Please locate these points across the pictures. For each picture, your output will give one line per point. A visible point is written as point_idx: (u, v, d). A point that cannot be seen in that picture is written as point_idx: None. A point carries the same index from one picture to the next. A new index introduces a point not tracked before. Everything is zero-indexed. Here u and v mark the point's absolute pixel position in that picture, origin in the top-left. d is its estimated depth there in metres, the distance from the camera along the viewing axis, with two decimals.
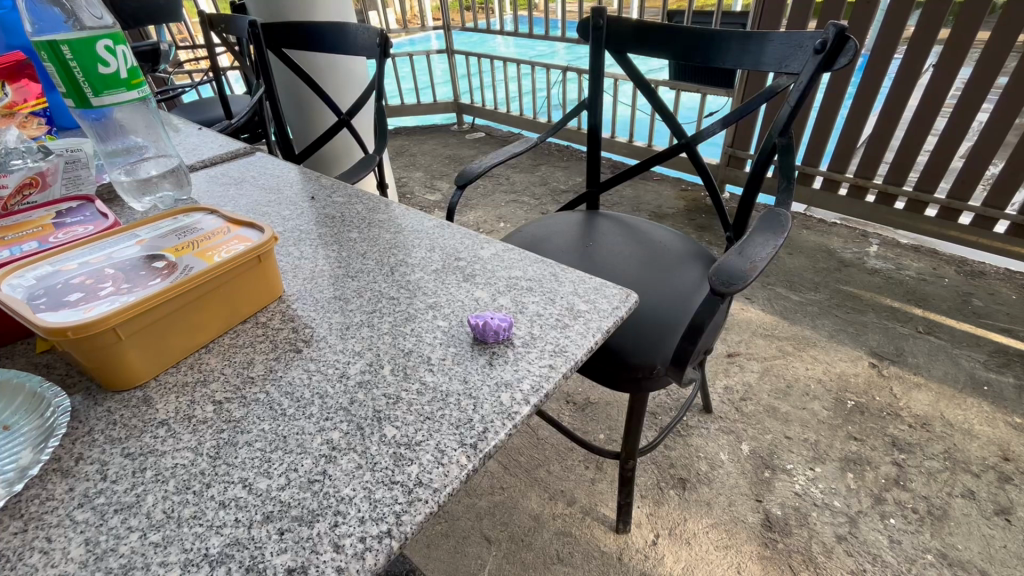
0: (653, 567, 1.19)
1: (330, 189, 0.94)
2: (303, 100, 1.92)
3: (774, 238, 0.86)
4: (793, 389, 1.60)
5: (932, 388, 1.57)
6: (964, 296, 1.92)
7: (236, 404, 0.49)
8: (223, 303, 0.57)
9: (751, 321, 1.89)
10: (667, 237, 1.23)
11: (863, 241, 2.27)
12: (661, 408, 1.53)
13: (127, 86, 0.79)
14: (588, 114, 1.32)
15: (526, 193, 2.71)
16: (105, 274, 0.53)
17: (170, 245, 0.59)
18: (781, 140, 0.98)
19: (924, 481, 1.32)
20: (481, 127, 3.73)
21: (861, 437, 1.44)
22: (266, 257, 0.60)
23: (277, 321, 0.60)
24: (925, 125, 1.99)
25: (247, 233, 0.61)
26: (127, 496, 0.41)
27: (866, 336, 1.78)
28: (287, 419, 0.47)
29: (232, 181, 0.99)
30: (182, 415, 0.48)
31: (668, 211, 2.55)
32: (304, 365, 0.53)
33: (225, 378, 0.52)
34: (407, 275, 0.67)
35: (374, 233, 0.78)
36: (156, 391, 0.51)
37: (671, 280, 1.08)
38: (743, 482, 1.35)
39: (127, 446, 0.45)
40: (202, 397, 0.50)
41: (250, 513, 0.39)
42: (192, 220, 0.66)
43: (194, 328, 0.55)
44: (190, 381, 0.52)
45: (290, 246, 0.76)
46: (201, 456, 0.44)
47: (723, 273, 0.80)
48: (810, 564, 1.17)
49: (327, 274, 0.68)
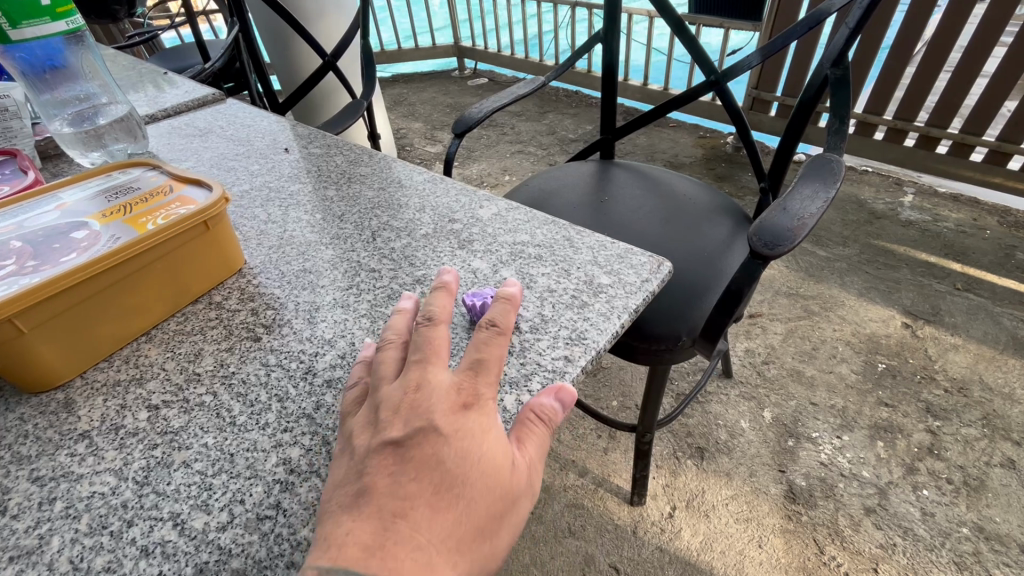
0: (670, 541, 1.14)
1: (306, 140, 0.82)
2: (287, 42, 1.75)
3: (824, 190, 0.73)
4: (820, 351, 1.51)
5: (971, 349, 1.47)
6: (1007, 249, 1.78)
7: (175, 410, 0.39)
8: (164, 280, 0.47)
9: (774, 279, 1.77)
10: (692, 189, 1.10)
11: (896, 190, 2.10)
12: (679, 373, 1.45)
13: (51, 15, 0.65)
14: (603, 49, 1.15)
15: (532, 143, 2.54)
16: (12, 248, 0.43)
17: (99, 209, 0.48)
18: (835, 72, 0.82)
19: (961, 450, 1.24)
20: (483, 72, 3.49)
21: (893, 402, 1.35)
22: (216, 221, 0.49)
23: (234, 301, 0.50)
24: (978, 60, 1.78)
25: (193, 193, 0.50)
26: (27, 538, 0.32)
27: (900, 294, 1.65)
28: (236, 431, 0.37)
29: (196, 132, 0.87)
30: (108, 424, 0.38)
31: (685, 160, 2.38)
32: (262, 358, 0.43)
33: (165, 375, 0.42)
34: (389, 242, 0.56)
35: (353, 190, 0.66)
36: (80, 392, 0.41)
37: (697, 238, 0.96)
38: (764, 451, 1.28)
39: (37, 467, 0.36)
40: (135, 401, 0.40)
41: (180, 565, 0.30)
42: (129, 177, 0.54)
43: (128, 312, 0.45)
44: (122, 380, 0.42)
45: (256, 207, 0.65)
46: (125, 482, 0.34)
47: (766, 233, 0.68)
48: (836, 537, 1.11)
49: (297, 241, 0.58)
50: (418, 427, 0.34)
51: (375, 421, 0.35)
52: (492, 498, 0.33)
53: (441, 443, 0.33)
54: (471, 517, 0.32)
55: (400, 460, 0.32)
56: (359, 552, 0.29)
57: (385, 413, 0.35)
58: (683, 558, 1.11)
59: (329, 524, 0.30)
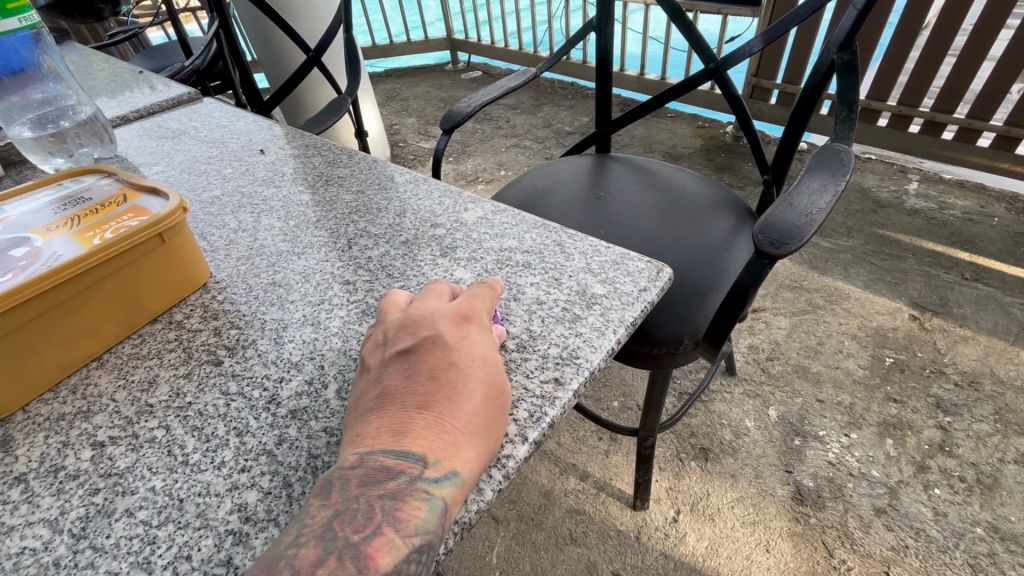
0: (674, 547, 1.10)
1: (283, 140, 0.78)
2: (272, 38, 1.70)
3: (833, 182, 0.68)
4: (826, 346, 1.47)
5: (981, 341, 1.43)
6: (1016, 236, 1.73)
7: (122, 448, 0.35)
8: (115, 299, 0.43)
9: (777, 272, 1.72)
10: (691, 182, 1.06)
11: (901, 178, 2.06)
12: (681, 371, 1.41)
13: (1, 12, 0.61)
14: (598, 38, 1.10)
15: (528, 137, 2.49)
16: None
17: (43, 222, 0.44)
18: (842, 57, 0.77)
19: (973, 447, 1.20)
20: (477, 65, 3.43)
21: (901, 398, 1.31)
22: (174, 232, 0.45)
23: (196, 320, 0.46)
24: (985, 42, 1.72)
25: (148, 203, 0.46)
26: None
27: (906, 285, 1.61)
28: (188, 472, 0.33)
29: (169, 134, 0.83)
30: (46, 466, 0.35)
31: (684, 151, 2.33)
32: (222, 385, 0.39)
33: (114, 408, 0.38)
34: (366, 250, 0.52)
35: (330, 194, 0.62)
36: (20, 428, 0.37)
37: (698, 233, 0.92)
38: (770, 451, 1.24)
39: None
40: (79, 438, 0.36)
41: None
42: (81, 186, 0.50)
43: (75, 336, 0.41)
44: (67, 413, 0.38)
45: (226, 214, 0.61)
46: (59, 536, 0.31)
47: (773, 230, 0.64)
48: (846, 540, 1.08)
49: (267, 251, 0.53)
50: (426, 339, 0.35)
51: (385, 339, 0.37)
52: (500, 388, 0.34)
53: (447, 346, 0.35)
54: (484, 407, 0.33)
55: (412, 361, 0.34)
56: (389, 439, 0.31)
57: (394, 332, 0.37)
58: (688, 564, 1.07)
59: (359, 421, 0.33)
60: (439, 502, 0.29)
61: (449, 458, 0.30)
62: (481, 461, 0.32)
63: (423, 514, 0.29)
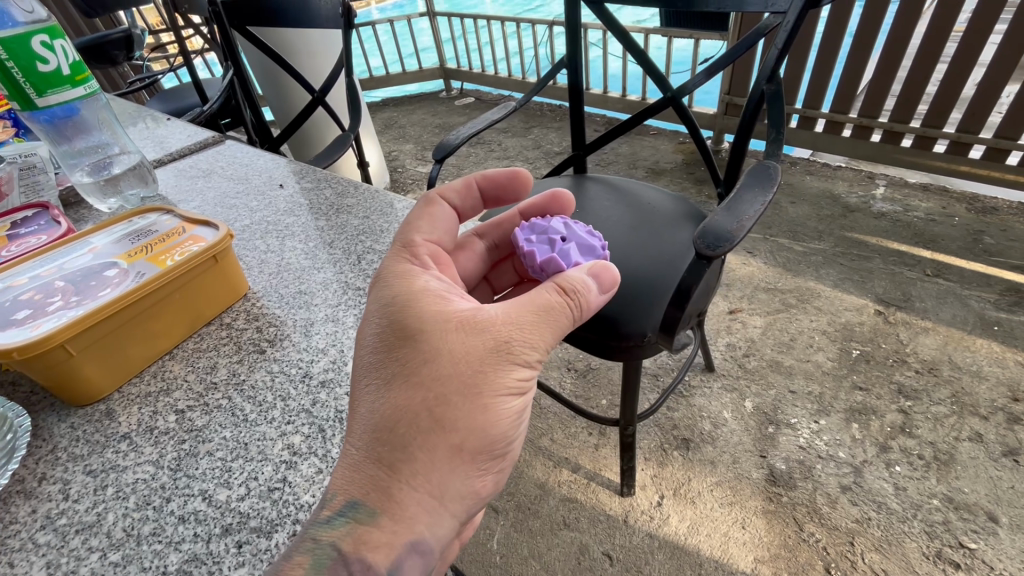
0: (658, 527, 1.21)
1: (299, 175, 0.91)
2: (277, 79, 1.85)
3: (763, 194, 0.81)
4: (798, 341, 1.58)
5: (940, 331, 1.54)
6: (975, 233, 1.86)
7: (198, 412, 0.48)
8: (181, 307, 0.55)
9: (752, 276, 1.85)
10: (657, 197, 1.19)
11: (868, 184, 2.19)
12: (663, 369, 1.53)
13: (71, 83, 0.74)
14: (568, 72, 1.23)
15: (519, 158, 2.65)
16: (55, 287, 0.52)
17: (124, 250, 0.57)
18: (769, 86, 0.91)
19: (931, 427, 1.31)
20: (470, 91, 3.61)
21: (866, 386, 1.43)
22: (223, 255, 0.58)
23: (241, 321, 0.59)
24: (933, 55, 1.85)
25: (202, 232, 0.59)
26: (87, 515, 0.40)
27: (872, 283, 1.73)
28: (249, 425, 0.46)
29: (200, 173, 0.97)
30: (143, 427, 0.47)
31: (666, 166, 2.48)
32: (267, 367, 0.52)
33: (187, 385, 0.51)
34: (373, 263, 0.65)
35: (342, 220, 0.75)
36: (118, 403, 0.50)
37: (661, 242, 1.05)
38: (746, 439, 1.35)
39: (89, 462, 0.44)
40: (164, 408, 0.49)
41: (209, 527, 0.38)
42: (146, 221, 0.63)
43: (154, 335, 0.54)
44: (152, 391, 0.51)
45: (256, 239, 0.74)
46: (161, 469, 0.43)
47: (710, 233, 0.77)
48: (815, 515, 1.18)
49: (294, 267, 0.66)
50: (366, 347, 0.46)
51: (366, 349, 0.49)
52: (415, 384, 0.42)
53: (368, 362, 0.44)
54: (377, 432, 0.40)
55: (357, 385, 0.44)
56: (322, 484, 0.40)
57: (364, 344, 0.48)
58: (672, 542, 1.18)
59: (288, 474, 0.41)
60: (329, 552, 0.36)
61: (341, 500, 0.38)
62: (395, 488, 0.39)
63: (308, 568, 0.35)
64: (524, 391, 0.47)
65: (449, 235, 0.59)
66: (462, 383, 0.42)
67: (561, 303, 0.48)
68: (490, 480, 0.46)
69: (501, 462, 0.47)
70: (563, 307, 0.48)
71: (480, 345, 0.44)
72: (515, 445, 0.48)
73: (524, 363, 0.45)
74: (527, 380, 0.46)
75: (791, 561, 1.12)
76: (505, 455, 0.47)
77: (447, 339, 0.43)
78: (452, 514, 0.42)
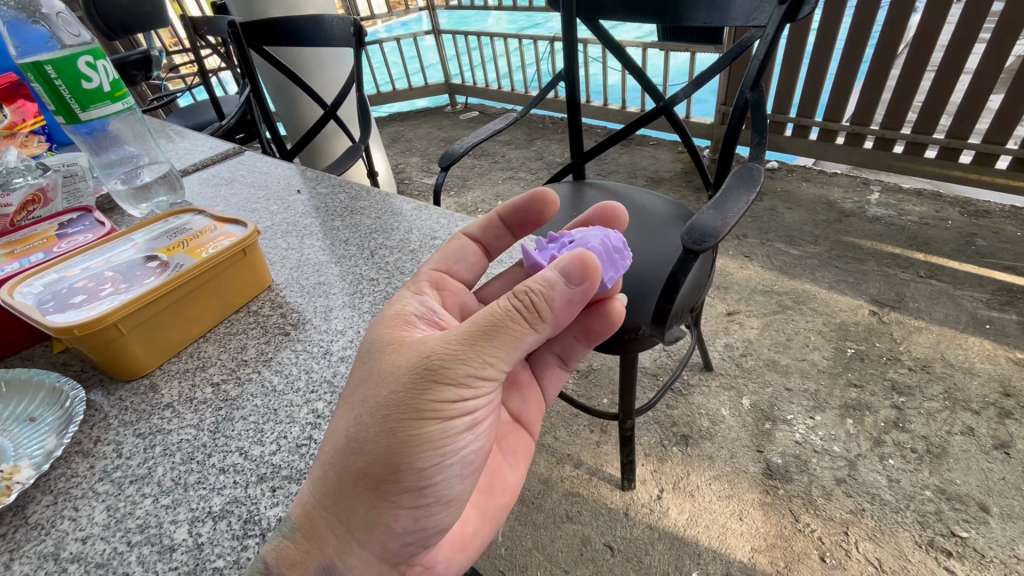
0: (658, 520, 1.24)
1: (315, 182, 0.98)
2: (290, 95, 1.94)
3: (747, 193, 0.87)
4: (794, 341, 1.63)
5: (934, 330, 1.58)
6: (968, 236, 1.90)
7: (231, 384, 0.54)
8: (214, 295, 0.62)
9: (750, 279, 1.89)
10: (653, 201, 1.25)
11: (864, 190, 2.24)
12: (662, 368, 1.57)
13: (111, 99, 0.82)
14: (565, 84, 1.29)
15: (522, 169, 2.72)
16: (105, 277, 0.58)
17: (163, 245, 0.64)
18: (752, 95, 0.97)
19: (924, 422, 1.35)
20: (474, 105, 3.71)
21: (861, 383, 1.46)
22: (251, 249, 0.64)
23: (267, 308, 0.65)
24: (921, 63, 1.91)
25: (232, 229, 0.66)
26: (139, 468, 0.46)
27: (867, 285, 1.78)
28: (277, 394, 0.52)
29: (224, 181, 1.04)
30: (185, 397, 0.53)
31: (665, 175, 2.55)
32: (292, 346, 0.58)
33: (221, 362, 0.57)
34: (385, 258, 0.71)
35: (356, 220, 0.82)
36: (161, 378, 0.56)
37: (655, 242, 1.10)
38: (744, 434, 1.39)
39: (138, 427, 0.50)
40: (202, 381, 0.55)
41: (246, 476, 0.44)
42: (181, 221, 0.70)
43: (190, 321, 0.60)
44: (190, 368, 0.57)
45: (278, 238, 0.80)
46: (202, 431, 0.49)
47: (697, 230, 0.82)
48: (810, 506, 1.21)
49: (312, 262, 0.73)
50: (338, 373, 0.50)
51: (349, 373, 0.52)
52: (348, 406, 0.44)
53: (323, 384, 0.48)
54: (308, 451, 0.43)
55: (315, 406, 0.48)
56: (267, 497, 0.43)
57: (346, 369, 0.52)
58: (671, 533, 1.21)
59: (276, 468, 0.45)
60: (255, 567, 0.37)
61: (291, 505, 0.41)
62: (310, 509, 0.40)
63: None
64: (458, 412, 0.45)
65: (469, 270, 0.64)
66: (385, 405, 0.43)
67: (504, 309, 0.45)
68: (406, 514, 0.44)
69: (420, 494, 0.44)
70: (506, 314, 0.45)
71: (406, 365, 0.44)
72: (443, 474, 0.46)
73: (454, 382, 0.44)
74: (463, 400, 0.45)
75: (788, 551, 1.15)
76: (427, 487, 0.45)
77: (380, 363, 0.46)
78: (362, 543, 0.41)
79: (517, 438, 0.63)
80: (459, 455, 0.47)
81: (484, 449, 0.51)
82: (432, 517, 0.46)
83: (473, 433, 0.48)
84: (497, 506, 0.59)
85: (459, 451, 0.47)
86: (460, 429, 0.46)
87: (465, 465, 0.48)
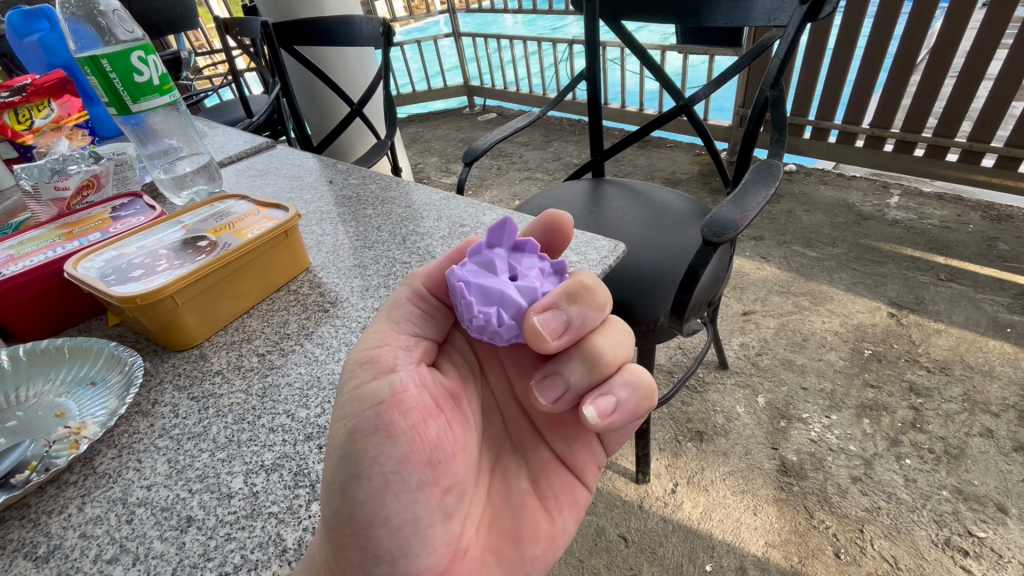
0: (672, 513, 1.26)
1: (346, 173, 1.02)
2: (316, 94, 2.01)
3: (766, 187, 0.89)
4: (810, 341, 1.63)
5: (953, 333, 1.57)
6: (990, 240, 1.88)
7: (275, 354, 0.58)
8: (258, 272, 0.65)
9: (766, 279, 1.90)
10: (671, 198, 1.27)
11: (883, 193, 2.23)
12: (676, 366, 1.59)
13: (159, 92, 0.86)
14: (586, 84, 1.32)
15: (539, 169, 2.76)
16: (160, 254, 0.62)
17: (210, 227, 0.68)
18: (772, 92, 0.99)
19: (942, 423, 1.34)
20: (492, 107, 3.77)
21: (878, 384, 1.46)
22: (291, 231, 0.68)
23: (306, 288, 0.69)
24: (943, 66, 1.90)
25: (274, 213, 0.70)
26: (195, 426, 0.50)
27: (886, 287, 1.77)
28: (320, 363, 0.55)
29: (258, 173, 1.08)
30: (233, 365, 0.57)
31: (681, 177, 2.56)
32: (332, 322, 0.61)
33: (266, 335, 0.61)
34: (417, 243, 0.74)
35: (386, 209, 0.85)
36: (210, 348, 0.60)
37: (674, 238, 1.12)
38: (758, 432, 1.39)
39: (193, 391, 0.54)
40: (249, 351, 0.59)
41: (295, 435, 0.48)
42: (225, 206, 0.74)
43: (236, 296, 0.64)
44: (237, 339, 0.61)
45: (314, 225, 0.84)
46: (251, 395, 0.53)
47: (716, 223, 0.84)
48: (826, 503, 1.22)
49: (347, 246, 0.76)
50: None
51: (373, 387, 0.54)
52: None
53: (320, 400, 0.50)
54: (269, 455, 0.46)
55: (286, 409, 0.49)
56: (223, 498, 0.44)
57: None
58: (686, 527, 1.23)
59: (319, 429, 0.48)
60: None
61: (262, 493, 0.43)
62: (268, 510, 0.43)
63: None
64: (363, 405, 0.42)
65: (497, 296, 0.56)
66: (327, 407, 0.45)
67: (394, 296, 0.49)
68: (353, 543, 0.40)
69: (349, 514, 0.40)
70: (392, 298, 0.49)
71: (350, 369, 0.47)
72: (361, 488, 0.40)
73: (355, 373, 0.43)
74: (360, 392, 0.42)
75: (802, 546, 1.16)
76: (352, 507, 0.40)
77: None
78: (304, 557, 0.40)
79: (560, 480, 0.53)
80: (381, 467, 0.41)
81: (427, 457, 0.43)
82: (381, 543, 0.41)
83: (393, 440, 0.41)
84: (528, 558, 0.49)
85: (381, 461, 0.41)
86: (365, 431, 0.41)
87: (395, 482, 0.41)
